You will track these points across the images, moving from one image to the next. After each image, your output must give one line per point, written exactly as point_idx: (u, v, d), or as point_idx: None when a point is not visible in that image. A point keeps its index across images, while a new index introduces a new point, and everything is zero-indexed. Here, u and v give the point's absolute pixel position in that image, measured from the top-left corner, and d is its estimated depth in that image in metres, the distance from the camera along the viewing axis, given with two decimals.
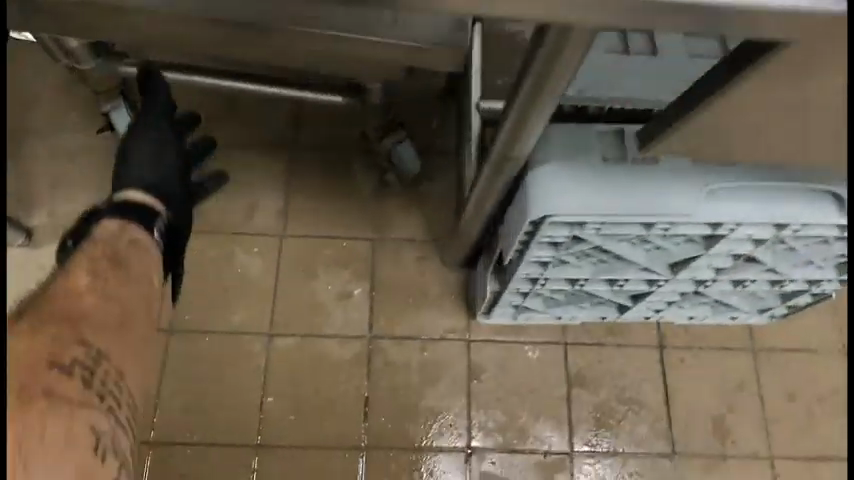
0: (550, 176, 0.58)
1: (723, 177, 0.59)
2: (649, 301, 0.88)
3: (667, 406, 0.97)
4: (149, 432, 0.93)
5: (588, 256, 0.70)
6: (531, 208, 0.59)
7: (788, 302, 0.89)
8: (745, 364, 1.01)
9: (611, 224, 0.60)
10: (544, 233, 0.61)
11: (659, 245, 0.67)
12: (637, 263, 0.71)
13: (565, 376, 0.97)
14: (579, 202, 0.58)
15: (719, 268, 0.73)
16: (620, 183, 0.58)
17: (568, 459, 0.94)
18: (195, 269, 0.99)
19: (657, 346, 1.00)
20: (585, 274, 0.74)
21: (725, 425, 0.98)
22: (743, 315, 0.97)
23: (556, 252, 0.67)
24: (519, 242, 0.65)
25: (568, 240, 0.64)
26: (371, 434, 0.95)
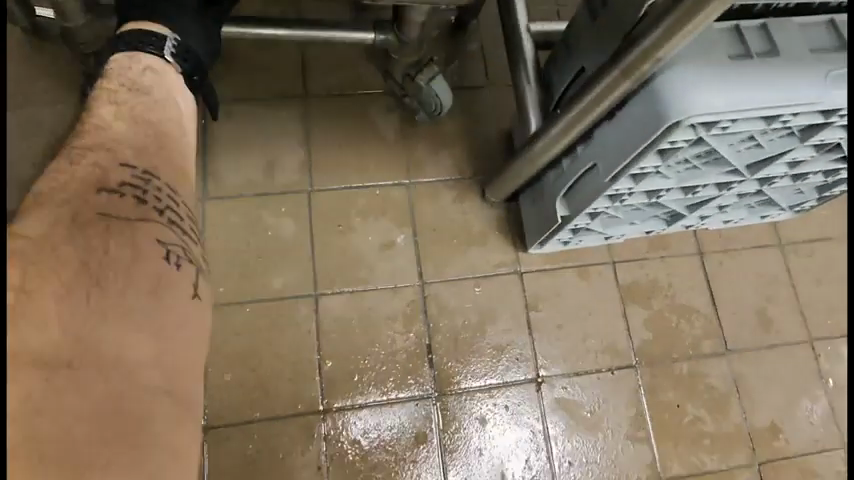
0: (683, 78, 0.56)
1: (842, 62, 0.58)
2: (704, 209, 0.87)
3: (714, 306, 1.01)
4: (200, 419, 0.80)
5: (683, 164, 0.68)
6: (667, 111, 0.56)
7: (824, 194, 0.90)
8: (774, 259, 1.05)
9: (738, 121, 0.58)
10: (669, 139, 0.59)
11: (758, 142, 0.66)
12: (727, 165, 0.70)
13: (617, 294, 0.97)
14: (715, 101, 0.55)
15: (796, 162, 0.74)
16: (750, 77, 0.56)
17: (634, 372, 0.96)
18: (217, 236, 0.86)
19: (697, 254, 1.02)
20: (672, 184, 0.72)
21: (767, 316, 1.02)
22: (775, 213, 0.98)
23: (663, 161, 0.64)
24: (634, 154, 0.62)
25: (685, 145, 0.62)
26: (439, 381, 0.88)
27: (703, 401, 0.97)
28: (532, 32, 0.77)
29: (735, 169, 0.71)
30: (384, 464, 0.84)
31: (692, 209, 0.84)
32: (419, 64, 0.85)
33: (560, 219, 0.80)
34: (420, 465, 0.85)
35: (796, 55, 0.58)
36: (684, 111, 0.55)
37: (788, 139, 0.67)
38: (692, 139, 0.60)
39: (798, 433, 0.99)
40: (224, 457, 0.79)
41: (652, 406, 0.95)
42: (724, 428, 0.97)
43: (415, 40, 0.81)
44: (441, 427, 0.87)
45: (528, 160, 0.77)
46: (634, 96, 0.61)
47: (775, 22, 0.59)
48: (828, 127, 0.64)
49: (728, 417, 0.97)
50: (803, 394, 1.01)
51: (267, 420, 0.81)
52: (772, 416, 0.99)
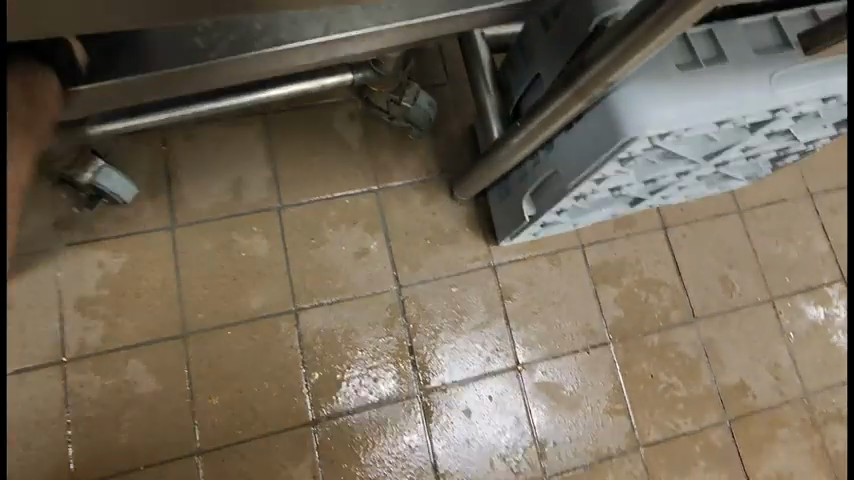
0: (637, 94, 0.58)
1: (786, 62, 0.61)
2: (664, 191, 0.90)
3: (680, 277, 1.05)
4: (194, 444, 0.81)
5: (642, 163, 0.71)
6: (623, 127, 0.58)
7: (778, 163, 0.94)
8: (734, 225, 1.09)
9: (692, 129, 0.60)
10: (627, 151, 0.61)
11: (712, 136, 0.69)
12: (684, 159, 0.72)
13: (588, 276, 1.00)
14: (668, 115, 0.57)
15: (748, 146, 0.77)
16: (700, 86, 0.59)
17: (609, 349, 1.00)
18: (191, 263, 0.86)
19: (662, 229, 1.06)
20: (632, 179, 0.74)
21: (730, 281, 1.07)
22: (733, 183, 1.01)
23: (623, 165, 0.67)
24: (595, 165, 0.64)
25: (642, 152, 0.64)
26: (423, 380, 0.91)
27: (675, 369, 1.02)
28: (487, 37, 0.77)
29: (693, 161, 0.75)
30: (378, 464, 0.87)
31: (654, 194, 0.87)
32: (400, 88, 0.86)
33: (527, 218, 0.82)
34: (411, 462, 0.88)
35: (743, 60, 0.60)
36: (640, 127, 0.57)
37: (740, 131, 0.70)
38: (648, 147, 0.62)
39: (764, 389, 1.05)
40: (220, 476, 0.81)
41: (628, 380, 1.00)
42: (696, 391, 1.02)
43: (395, 71, 0.81)
44: (428, 423, 0.90)
45: (493, 165, 0.79)
46: (590, 110, 0.62)
47: (721, 26, 0.61)
48: (774, 119, 0.68)
49: (700, 381, 1.03)
50: (767, 351, 1.06)
51: (260, 437, 0.83)
52: (740, 374, 1.05)
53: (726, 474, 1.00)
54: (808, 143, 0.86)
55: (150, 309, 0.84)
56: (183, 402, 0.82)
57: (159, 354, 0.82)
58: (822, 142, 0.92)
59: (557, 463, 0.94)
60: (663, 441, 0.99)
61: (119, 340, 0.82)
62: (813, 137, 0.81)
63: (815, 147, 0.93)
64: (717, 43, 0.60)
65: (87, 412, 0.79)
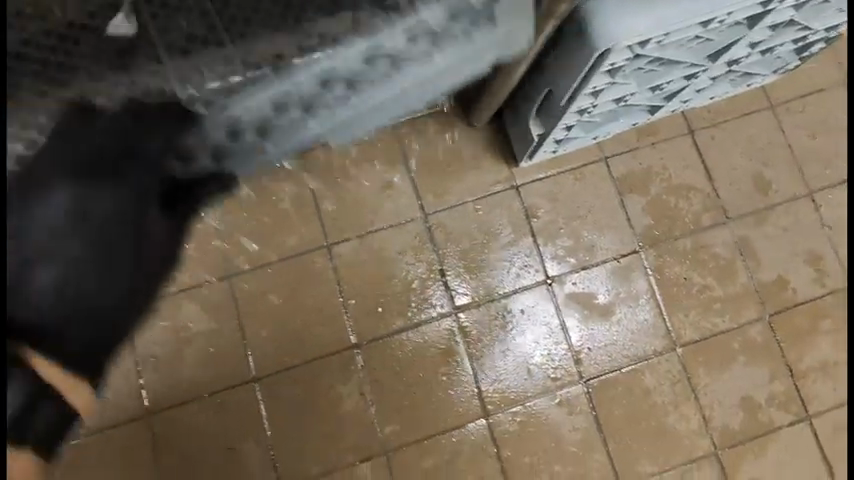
0: (609, 5, 0.59)
1: None
2: (682, 95, 0.90)
3: (711, 181, 1.04)
4: (249, 370, 0.92)
5: (638, 70, 0.71)
6: (596, 39, 0.59)
7: (804, 54, 0.92)
8: (766, 121, 1.07)
9: (672, 33, 0.61)
10: (608, 62, 0.62)
11: (706, 37, 0.69)
12: (683, 63, 0.73)
13: (613, 187, 1.02)
14: (640, 23, 0.58)
15: (753, 42, 0.76)
16: None
17: (640, 256, 1.02)
18: (229, 212, 0.94)
19: (688, 133, 1.05)
20: (632, 89, 0.75)
21: (765, 179, 1.06)
22: (760, 79, 0.99)
23: (613, 77, 0.68)
24: (580, 79, 0.66)
25: (627, 62, 0.65)
26: (454, 299, 0.97)
27: (710, 270, 1.03)
28: None
29: (695, 63, 0.75)
30: (421, 379, 0.96)
31: (668, 99, 0.87)
32: None
33: (537, 137, 0.85)
34: (451, 376, 0.97)
35: None
36: (611, 38, 0.59)
37: (737, 28, 0.70)
38: (630, 57, 0.63)
39: (805, 282, 1.05)
40: (278, 396, 0.92)
41: (659, 284, 1.02)
42: (732, 290, 1.03)
43: None
44: (464, 339, 0.97)
45: (495, 90, 0.81)
46: (567, 27, 0.63)
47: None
48: (771, 10, 0.68)
49: (735, 281, 1.03)
50: (807, 244, 1.05)
51: (308, 361, 0.93)
52: (779, 270, 1.04)
53: (766, 368, 1.02)
54: (829, 30, 0.83)
55: (198, 256, 0.93)
56: (236, 335, 0.92)
57: (210, 295, 0.92)
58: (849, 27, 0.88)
59: (594, 367, 1.00)
60: (699, 341, 1.02)
61: (176, 286, 0.92)
62: (832, 23, 0.78)
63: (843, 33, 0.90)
64: None
65: (153, 350, 0.90)
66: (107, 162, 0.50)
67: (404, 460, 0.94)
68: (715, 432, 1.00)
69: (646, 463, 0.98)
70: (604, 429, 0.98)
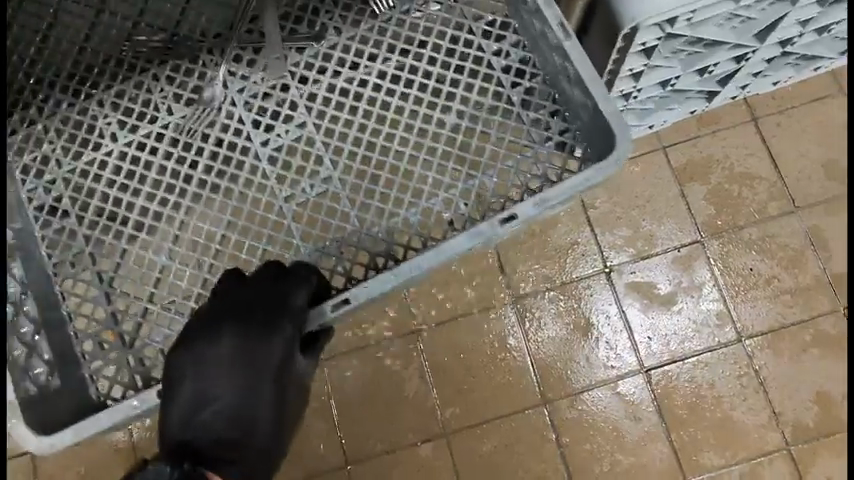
0: None
1: None
2: (737, 79, 0.90)
3: (777, 170, 1.02)
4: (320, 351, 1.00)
5: (679, 52, 0.73)
6: (623, 15, 0.62)
7: None
8: (838, 107, 1.04)
9: (702, 8, 0.63)
10: (638, 39, 0.65)
11: (747, 15, 0.70)
12: (726, 43, 0.74)
13: (673, 177, 1.03)
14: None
15: (803, 20, 0.76)
16: None
17: (701, 246, 1.01)
18: None
19: (752, 120, 1.04)
20: (677, 72, 0.77)
21: (837, 167, 1.03)
22: (826, 62, 0.97)
23: (650, 58, 0.71)
24: (615, 57, 0.69)
25: (661, 40, 0.68)
26: (513, 288, 1.01)
27: (778, 260, 1.01)
28: None
29: (743, 45, 0.76)
30: (480, 364, 1.00)
31: (724, 84, 0.89)
32: None
33: None
34: (511, 362, 0.99)
35: None
36: (637, 13, 0.61)
37: (779, 6, 0.70)
38: (662, 35, 0.66)
39: None
40: (342, 371, 0.99)
41: (723, 273, 1.01)
42: (803, 280, 1.00)
43: None
44: (523, 326, 1.00)
45: None
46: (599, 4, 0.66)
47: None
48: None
49: (806, 272, 1.00)
50: None
51: (374, 344, 1.00)
52: None
53: (842, 362, 0.98)
54: None
55: None
56: None
57: None
58: None
59: (652, 358, 0.99)
60: (768, 332, 0.99)
61: None
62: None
63: None
64: None
65: None
66: (269, 314, 0.61)
67: (464, 444, 0.98)
68: (787, 428, 0.97)
69: (712, 456, 0.96)
70: (666, 420, 0.98)
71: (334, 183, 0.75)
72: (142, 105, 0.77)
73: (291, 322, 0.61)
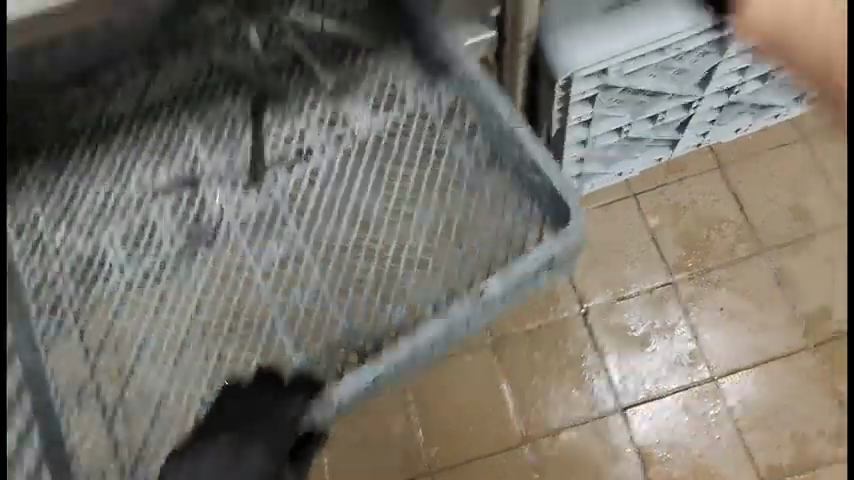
0: (572, 41, 0.80)
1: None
2: (695, 128, 1.00)
3: (743, 214, 1.08)
4: None
5: (624, 101, 0.89)
6: (563, 67, 0.80)
7: None
8: (800, 154, 1.10)
9: (628, 61, 0.81)
10: (580, 87, 0.83)
11: (680, 67, 0.86)
12: (667, 92, 0.89)
13: (644, 223, 1.08)
14: (595, 53, 0.79)
15: (739, 70, 0.90)
16: (625, 26, 0.80)
17: (673, 288, 1.05)
18: None
19: (717, 168, 1.10)
20: (626, 119, 0.92)
21: (801, 210, 1.07)
22: (784, 110, 1.05)
23: (596, 105, 0.87)
24: (566, 103, 0.85)
25: (601, 90, 0.85)
26: (494, 329, 1.06)
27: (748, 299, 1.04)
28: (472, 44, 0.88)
29: (685, 93, 0.91)
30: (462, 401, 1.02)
31: (681, 130, 0.99)
32: None
33: None
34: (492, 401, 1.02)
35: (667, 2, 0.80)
36: (571, 64, 0.80)
37: (708, 58, 0.86)
38: (600, 84, 0.84)
39: None
40: (340, 440, 1.01)
41: (695, 313, 1.04)
42: (774, 319, 1.03)
43: None
44: (505, 366, 1.04)
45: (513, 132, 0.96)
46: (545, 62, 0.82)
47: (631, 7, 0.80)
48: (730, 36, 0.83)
49: (776, 310, 1.03)
50: None
51: None
52: (823, 299, 1.03)
53: (818, 399, 0.99)
54: None
55: None
56: None
57: None
58: None
59: (628, 396, 1.01)
60: (743, 370, 1.01)
61: None
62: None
63: None
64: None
65: None
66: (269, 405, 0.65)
67: None
68: (764, 467, 0.97)
69: None
70: (644, 458, 0.98)
71: (324, 287, 0.77)
72: (113, 197, 0.81)
73: (292, 411, 0.65)
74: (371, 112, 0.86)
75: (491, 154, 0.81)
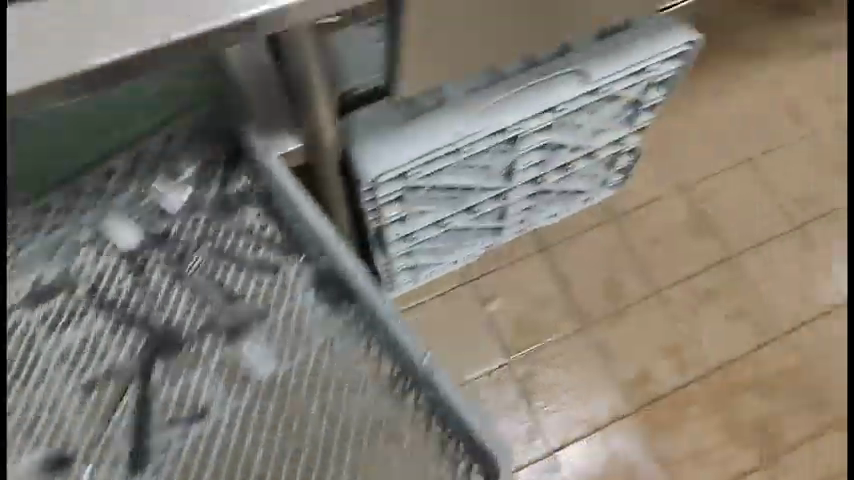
0: (369, 148, 0.85)
1: (492, 97, 0.88)
2: (512, 216, 1.09)
3: (565, 293, 1.15)
4: None
5: (434, 199, 0.96)
6: (364, 172, 0.85)
7: (615, 167, 1.13)
8: (612, 232, 1.19)
9: (426, 162, 0.88)
10: (387, 189, 0.89)
11: (481, 165, 0.95)
12: (475, 188, 0.97)
13: (478, 308, 1.14)
14: (392, 159, 0.85)
15: (537, 163, 1.01)
16: (420, 133, 0.86)
17: (508, 368, 1.11)
18: None
19: (539, 249, 1.18)
20: (442, 214, 0.99)
21: (615, 285, 1.16)
22: (591, 195, 1.16)
23: (405, 205, 0.94)
24: (377, 205, 0.91)
25: (408, 191, 0.91)
26: None
27: (575, 373, 1.11)
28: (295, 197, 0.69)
29: (492, 188, 1.00)
30: None
31: (500, 221, 1.08)
32: None
33: (384, 267, 1.04)
34: None
35: (455, 106, 0.87)
36: (371, 169, 0.85)
37: (504, 155, 0.95)
38: (406, 187, 0.90)
39: (666, 374, 1.11)
40: None
41: (527, 392, 1.10)
42: (599, 389, 1.10)
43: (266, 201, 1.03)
44: None
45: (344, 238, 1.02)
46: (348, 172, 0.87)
47: (437, 111, 0.87)
48: (522, 134, 0.93)
49: (598, 382, 1.10)
50: (664, 338, 1.13)
51: None
52: (640, 366, 1.11)
53: (640, 461, 1.07)
54: (611, 148, 1.08)
55: None
56: None
57: None
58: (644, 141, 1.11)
59: None
60: (575, 441, 1.07)
61: None
62: (605, 128, 1.03)
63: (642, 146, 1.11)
64: (436, 100, 0.88)
65: None
66: None
67: None
68: None
69: None
70: None
71: None
72: None
73: None
74: (271, 358, 0.65)
75: (367, 353, 0.66)
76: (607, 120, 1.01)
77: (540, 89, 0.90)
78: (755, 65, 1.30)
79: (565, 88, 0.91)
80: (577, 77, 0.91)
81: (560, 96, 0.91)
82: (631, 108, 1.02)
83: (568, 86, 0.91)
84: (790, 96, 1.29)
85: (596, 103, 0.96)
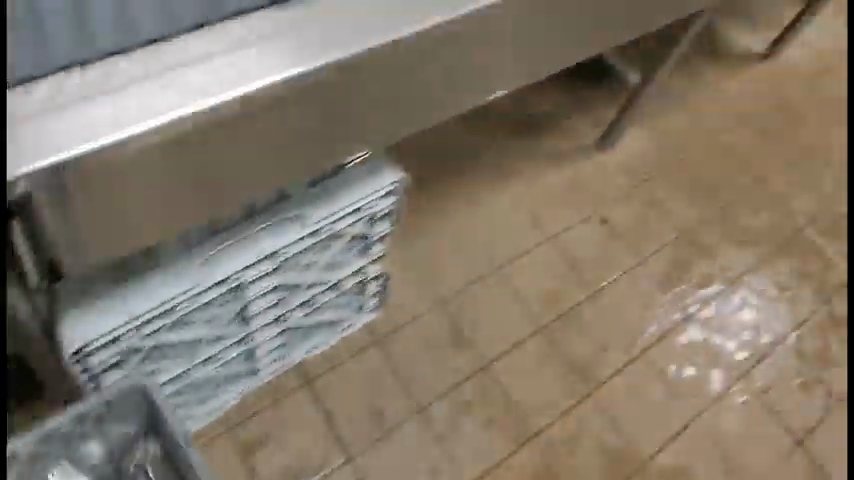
0: (75, 320, 0.85)
1: (205, 251, 0.92)
2: (263, 353, 1.13)
3: (331, 423, 1.19)
4: None
5: (164, 354, 0.98)
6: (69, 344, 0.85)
7: (363, 293, 1.20)
8: (374, 355, 1.25)
9: (140, 324, 0.89)
10: (100, 354, 0.89)
11: (208, 317, 0.98)
12: (209, 337, 1.01)
13: (244, 452, 1.15)
14: (98, 326, 0.86)
15: (274, 304, 1.05)
16: (129, 297, 0.88)
17: None
18: None
19: (304, 382, 1.21)
20: (179, 367, 1.01)
21: (379, 408, 1.21)
22: (347, 321, 1.24)
23: (129, 366, 0.95)
24: (96, 371, 0.91)
25: (128, 353, 0.93)
26: None
27: None
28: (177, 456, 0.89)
29: (229, 333, 1.03)
30: None
31: (250, 360, 1.11)
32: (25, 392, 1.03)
33: None
34: None
35: (166, 267, 0.90)
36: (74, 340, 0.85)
37: (230, 304, 0.99)
38: (122, 349, 0.91)
39: None
40: None
41: None
42: None
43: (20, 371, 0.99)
44: None
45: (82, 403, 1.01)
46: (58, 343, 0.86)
47: (144, 269, 0.89)
48: (243, 283, 0.97)
49: None
50: (427, 456, 1.18)
51: None
52: None
53: None
54: (352, 278, 1.15)
55: None
56: None
57: None
58: (386, 267, 1.19)
59: None
60: None
61: None
62: (338, 263, 1.09)
63: (385, 273, 1.20)
64: (149, 261, 0.90)
65: None
66: None
67: None
68: None
69: None
70: None
71: None
72: None
73: None
74: None
75: None
76: (337, 255, 1.07)
77: (254, 240, 0.94)
78: (492, 190, 1.50)
79: (279, 236, 0.95)
80: (290, 225, 0.96)
81: (275, 244, 0.95)
82: (360, 242, 1.09)
83: (281, 234, 0.96)
84: (533, 208, 1.49)
85: (319, 245, 1.02)
